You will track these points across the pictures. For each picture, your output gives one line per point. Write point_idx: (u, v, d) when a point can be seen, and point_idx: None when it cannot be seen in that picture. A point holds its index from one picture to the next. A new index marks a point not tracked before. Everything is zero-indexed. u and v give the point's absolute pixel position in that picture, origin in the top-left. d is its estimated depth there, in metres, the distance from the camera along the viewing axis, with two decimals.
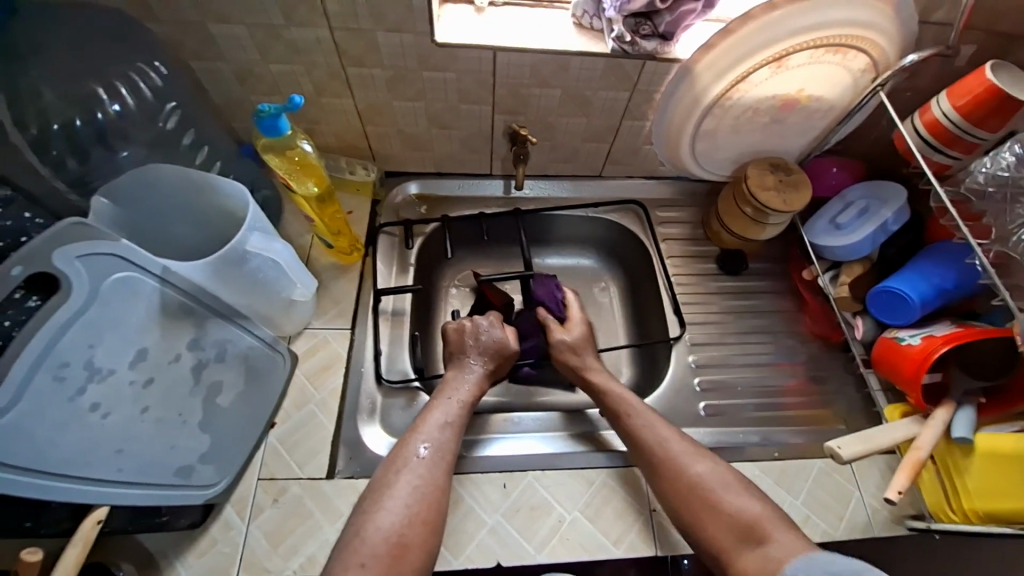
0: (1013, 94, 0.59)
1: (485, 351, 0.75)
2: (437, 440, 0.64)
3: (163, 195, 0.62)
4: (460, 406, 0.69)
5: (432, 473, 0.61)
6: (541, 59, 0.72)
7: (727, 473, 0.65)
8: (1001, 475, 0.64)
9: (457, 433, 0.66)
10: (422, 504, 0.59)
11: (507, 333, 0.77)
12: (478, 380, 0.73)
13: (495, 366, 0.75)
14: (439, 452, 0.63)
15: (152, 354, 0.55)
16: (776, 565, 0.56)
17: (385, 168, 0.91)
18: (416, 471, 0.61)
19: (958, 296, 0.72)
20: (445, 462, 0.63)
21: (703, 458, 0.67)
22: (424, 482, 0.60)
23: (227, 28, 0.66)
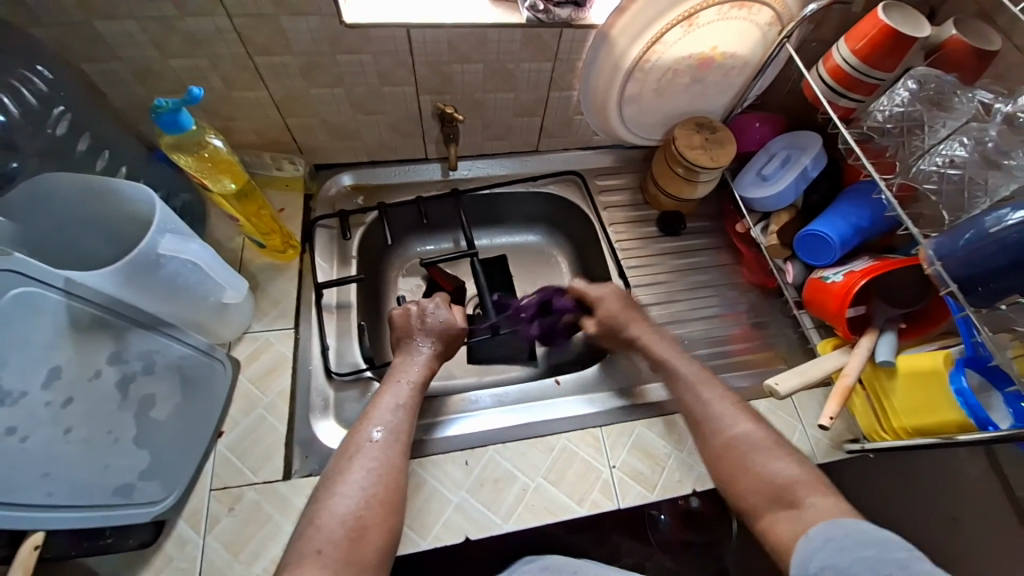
0: (905, 32, 0.62)
1: (436, 332, 0.75)
2: (390, 423, 0.64)
3: (64, 208, 0.58)
4: (411, 388, 0.69)
5: (387, 455, 0.61)
6: (456, 34, 0.70)
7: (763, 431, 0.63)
8: (926, 391, 0.66)
9: (410, 415, 0.66)
10: (380, 486, 0.59)
11: (453, 313, 0.77)
12: (428, 361, 0.73)
13: (444, 344, 0.75)
14: (391, 434, 0.63)
15: (67, 372, 0.52)
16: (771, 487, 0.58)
17: (315, 161, 0.89)
18: (370, 454, 0.61)
19: (874, 232, 0.76)
20: (399, 444, 0.63)
21: (746, 417, 0.64)
22: (380, 465, 0.60)
23: (115, 24, 0.62)
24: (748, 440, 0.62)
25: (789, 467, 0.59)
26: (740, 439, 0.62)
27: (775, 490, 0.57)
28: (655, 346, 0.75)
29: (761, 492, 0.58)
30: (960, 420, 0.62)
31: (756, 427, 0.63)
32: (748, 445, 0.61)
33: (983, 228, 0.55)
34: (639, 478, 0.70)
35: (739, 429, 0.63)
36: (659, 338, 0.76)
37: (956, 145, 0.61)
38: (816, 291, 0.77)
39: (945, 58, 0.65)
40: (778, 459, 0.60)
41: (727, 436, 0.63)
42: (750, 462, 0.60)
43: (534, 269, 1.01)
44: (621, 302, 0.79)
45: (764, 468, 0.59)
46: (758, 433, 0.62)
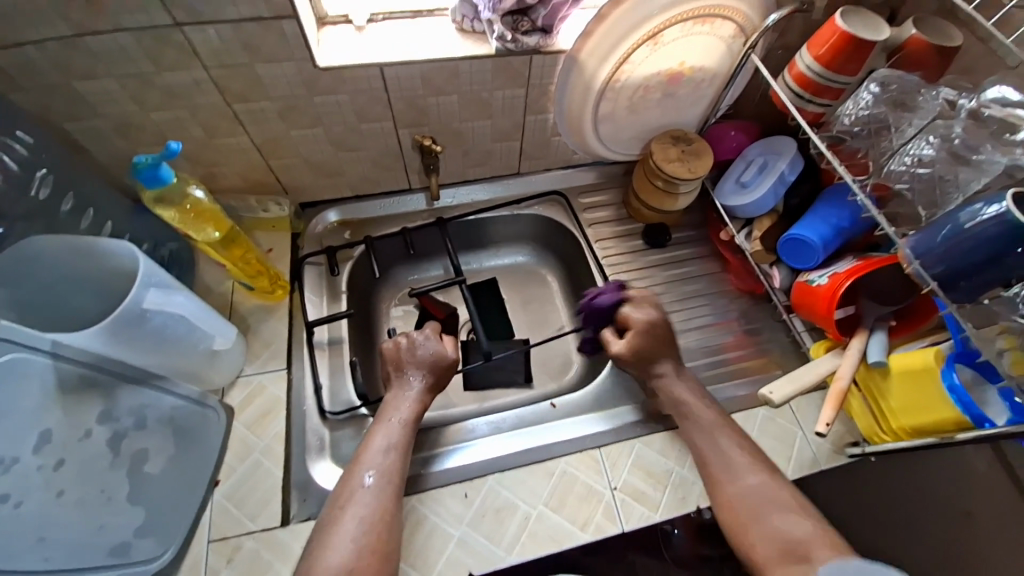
0: (863, 37, 0.63)
1: (424, 366, 0.74)
2: (382, 467, 0.63)
3: (50, 269, 0.58)
4: (402, 427, 0.68)
5: (380, 501, 0.61)
6: (429, 68, 0.72)
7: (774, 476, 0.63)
8: (920, 389, 0.66)
9: (403, 455, 0.66)
10: (372, 535, 0.58)
11: (442, 345, 0.77)
12: (419, 397, 0.72)
13: (434, 377, 0.74)
14: (383, 478, 0.63)
15: (57, 436, 0.52)
16: (779, 531, 0.59)
17: (300, 200, 0.90)
18: (363, 501, 0.60)
19: (855, 232, 0.77)
20: (392, 487, 0.62)
21: (758, 465, 0.64)
22: (373, 512, 0.60)
23: (95, 83, 0.63)
24: (759, 493, 0.62)
25: (801, 521, 0.59)
26: (752, 491, 0.62)
27: (787, 546, 0.57)
28: (677, 393, 0.72)
29: (772, 546, 0.58)
30: (955, 416, 0.63)
31: (766, 475, 0.63)
32: (759, 500, 0.61)
33: (959, 223, 0.56)
34: (641, 497, 0.70)
35: (752, 478, 0.63)
36: (673, 383, 0.73)
37: (923, 144, 0.62)
38: (803, 294, 0.77)
39: (906, 57, 0.66)
40: (787, 513, 0.60)
41: (736, 487, 0.63)
42: (765, 516, 0.60)
43: (525, 290, 1.02)
44: (661, 336, 0.76)
45: (778, 521, 0.59)
46: (771, 486, 0.62)
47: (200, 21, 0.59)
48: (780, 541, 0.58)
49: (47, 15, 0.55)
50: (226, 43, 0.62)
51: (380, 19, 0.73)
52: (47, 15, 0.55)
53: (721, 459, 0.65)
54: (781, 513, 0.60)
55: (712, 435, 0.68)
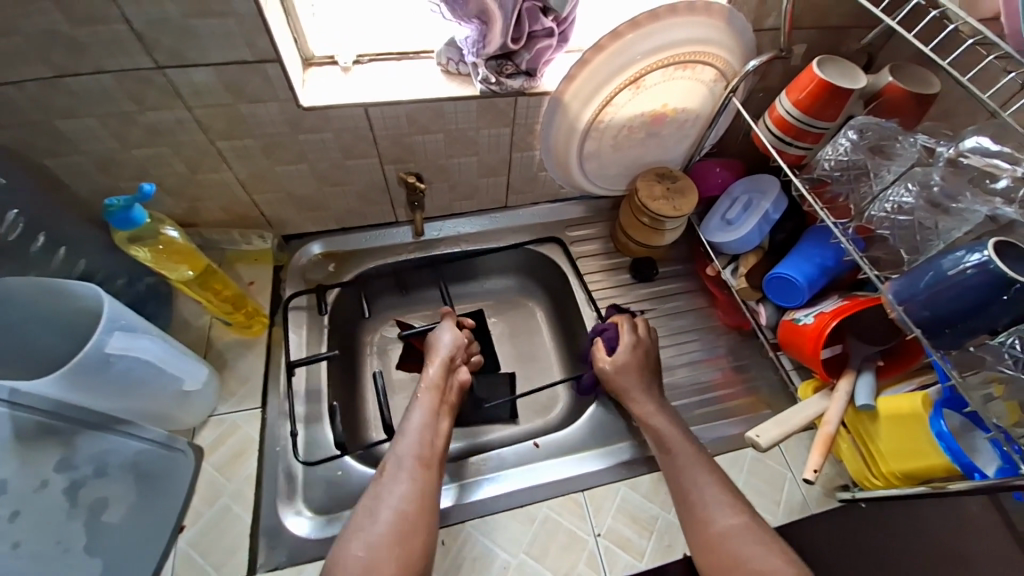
0: (840, 85, 0.63)
1: (442, 348, 0.76)
2: (404, 449, 0.64)
3: (19, 310, 0.57)
4: (427, 409, 0.68)
5: (414, 482, 0.61)
6: (414, 108, 0.72)
7: (755, 521, 0.60)
8: (908, 434, 0.64)
9: (434, 440, 0.66)
10: (408, 518, 0.58)
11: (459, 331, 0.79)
12: (435, 377, 0.72)
13: (449, 358, 0.75)
14: (412, 459, 0.63)
15: (12, 487, 0.52)
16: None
17: (284, 233, 0.89)
18: (397, 484, 0.60)
19: (840, 272, 0.76)
20: (422, 468, 0.62)
21: (733, 506, 0.61)
22: (410, 494, 0.60)
23: (76, 121, 0.63)
24: (739, 532, 0.59)
25: (778, 565, 0.56)
26: (729, 534, 0.59)
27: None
28: (657, 423, 0.71)
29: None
30: (945, 463, 0.61)
31: (743, 518, 0.60)
32: (738, 541, 0.58)
33: (942, 270, 0.55)
34: (627, 545, 0.67)
35: (730, 521, 0.60)
36: (657, 412, 0.72)
37: (904, 191, 0.62)
38: (789, 333, 0.76)
39: (884, 104, 0.67)
40: (767, 553, 0.57)
41: (718, 527, 0.60)
42: (745, 561, 0.57)
43: (512, 323, 1.01)
44: (640, 364, 0.77)
45: (759, 566, 0.56)
46: (753, 527, 0.59)
47: (183, 64, 0.59)
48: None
49: (27, 56, 0.55)
50: (208, 84, 0.62)
51: (366, 60, 0.74)
52: (26, 58, 0.55)
53: (703, 496, 0.63)
54: (761, 553, 0.57)
55: (694, 470, 0.65)
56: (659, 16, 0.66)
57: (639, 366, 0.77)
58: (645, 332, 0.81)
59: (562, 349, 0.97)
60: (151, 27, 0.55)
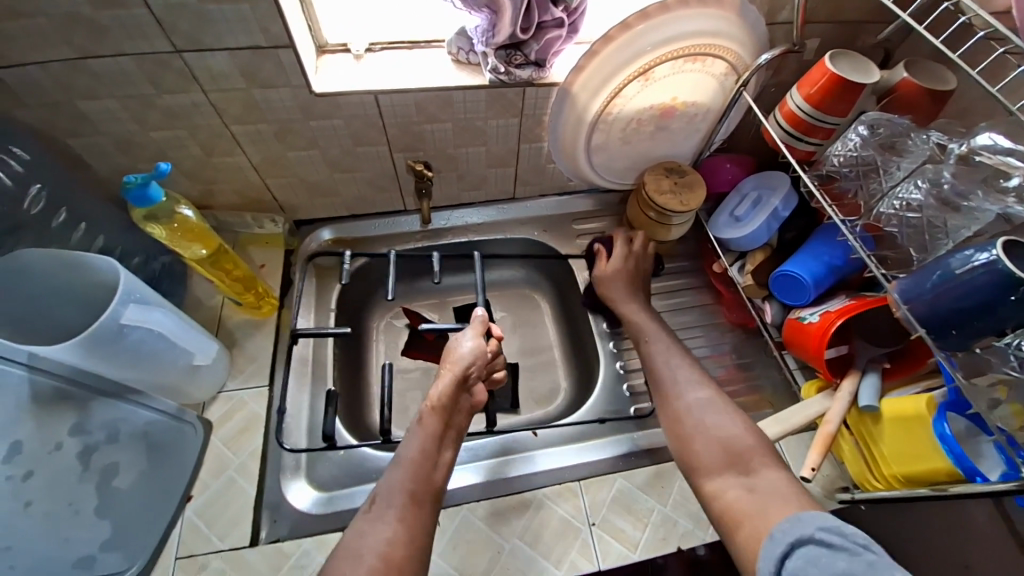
0: (851, 80, 0.62)
1: (457, 362, 0.69)
2: (395, 484, 0.58)
3: (41, 280, 0.60)
4: (429, 436, 0.63)
5: (402, 523, 0.55)
6: (423, 97, 0.73)
7: (723, 399, 0.64)
8: (911, 437, 0.63)
9: (429, 472, 0.60)
10: (390, 566, 0.52)
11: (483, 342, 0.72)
12: (443, 399, 0.66)
13: (463, 374, 0.68)
14: (403, 495, 0.57)
15: (28, 447, 0.52)
16: (717, 437, 0.60)
17: (295, 218, 0.91)
18: (382, 526, 0.55)
19: (848, 272, 0.75)
20: (414, 507, 0.57)
21: (705, 385, 0.66)
22: (397, 536, 0.54)
23: (97, 102, 0.66)
24: (707, 407, 0.63)
25: (739, 432, 0.60)
26: (697, 407, 0.64)
27: (730, 456, 0.58)
28: (637, 319, 0.78)
29: (716, 456, 0.58)
30: (948, 467, 0.60)
31: (712, 395, 0.65)
32: (706, 412, 0.63)
33: (950, 269, 0.53)
34: (621, 536, 0.68)
35: (697, 396, 0.65)
36: (639, 312, 0.79)
37: (913, 188, 0.60)
38: (794, 332, 0.75)
39: (897, 100, 0.65)
40: (730, 421, 0.61)
41: (686, 403, 0.65)
42: (710, 426, 0.61)
43: (517, 314, 1.02)
44: (628, 272, 0.84)
45: (720, 430, 0.60)
46: (719, 402, 0.64)
47: (201, 49, 0.62)
48: (722, 448, 0.59)
49: (51, 38, 0.58)
50: (224, 68, 0.64)
51: (378, 48, 0.75)
52: (51, 40, 0.58)
53: (676, 378, 0.68)
54: (724, 421, 0.61)
55: (670, 363, 0.70)
56: (669, 7, 0.65)
57: (627, 274, 0.84)
58: (639, 245, 0.86)
59: (565, 342, 0.98)
60: (170, 12, 0.57)
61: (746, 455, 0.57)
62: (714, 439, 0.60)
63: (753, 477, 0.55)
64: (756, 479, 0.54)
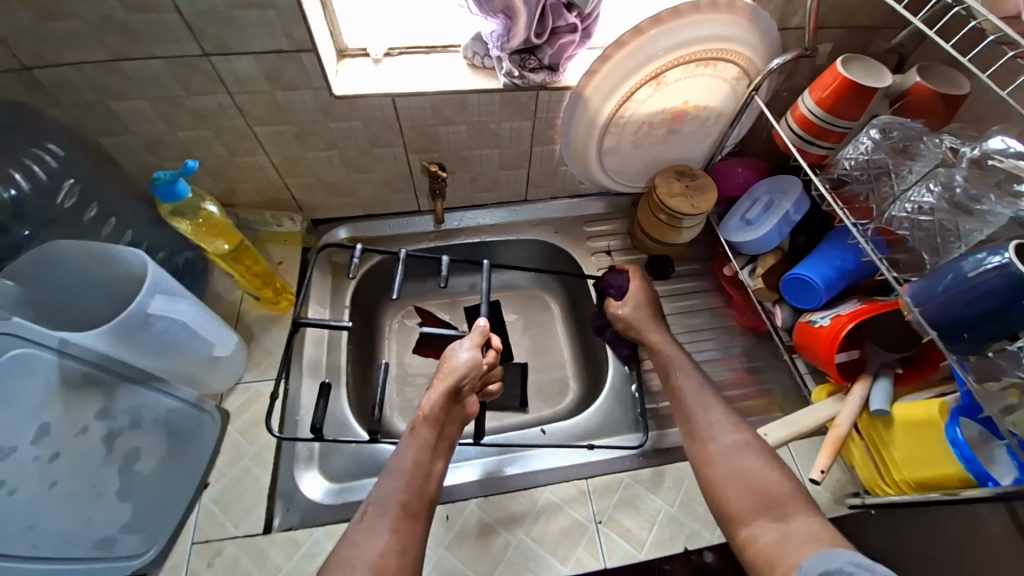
0: (863, 84, 0.63)
1: (451, 372, 0.69)
2: (384, 495, 0.58)
3: (71, 272, 0.63)
4: (422, 447, 0.63)
5: (395, 533, 0.55)
6: (439, 100, 0.75)
7: (757, 441, 0.62)
8: (922, 443, 0.63)
9: (421, 484, 0.60)
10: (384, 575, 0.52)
11: (478, 352, 0.71)
12: (436, 408, 0.66)
13: (457, 386, 0.68)
14: (396, 506, 0.57)
15: (55, 429, 0.55)
16: (753, 483, 0.57)
17: (313, 217, 0.94)
18: (376, 535, 0.55)
19: (860, 276, 0.75)
20: (407, 518, 0.57)
21: (737, 425, 0.63)
22: (390, 547, 0.54)
23: (128, 103, 0.69)
24: (740, 452, 0.60)
25: (773, 477, 0.57)
26: (728, 447, 0.61)
27: (765, 502, 0.56)
28: (662, 343, 0.75)
29: (749, 500, 0.56)
30: (958, 472, 0.59)
31: (744, 437, 0.62)
32: (739, 457, 0.60)
33: (963, 272, 0.53)
34: (627, 535, 0.68)
35: (729, 438, 0.62)
36: (667, 340, 0.76)
37: (924, 191, 0.61)
38: (805, 335, 0.75)
39: (909, 105, 0.66)
40: (766, 467, 0.59)
41: (718, 444, 0.62)
42: (743, 470, 0.59)
43: (526, 315, 1.03)
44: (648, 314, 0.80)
45: (755, 476, 0.58)
46: (753, 445, 0.61)
47: (227, 53, 0.64)
48: (755, 494, 0.57)
49: (87, 41, 0.61)
50: (250, 71, 0.67)
51: (397, 53, 0.77)
52: (88, 43, 0.61)
53: (706, 416, 0.65)
54: (759, 468, 0.59)
55: (702, 399, 0.67)
56: (681, 13, 0.66)
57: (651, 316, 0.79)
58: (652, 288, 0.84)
59: (574, 342, 0.98)
60: (200, 17, 0.60)
61: (785, 506, 0.55)
62: (750, 485, 0.57)
63: (788, 525, 0.53)
64: (791, 525, 0.53)
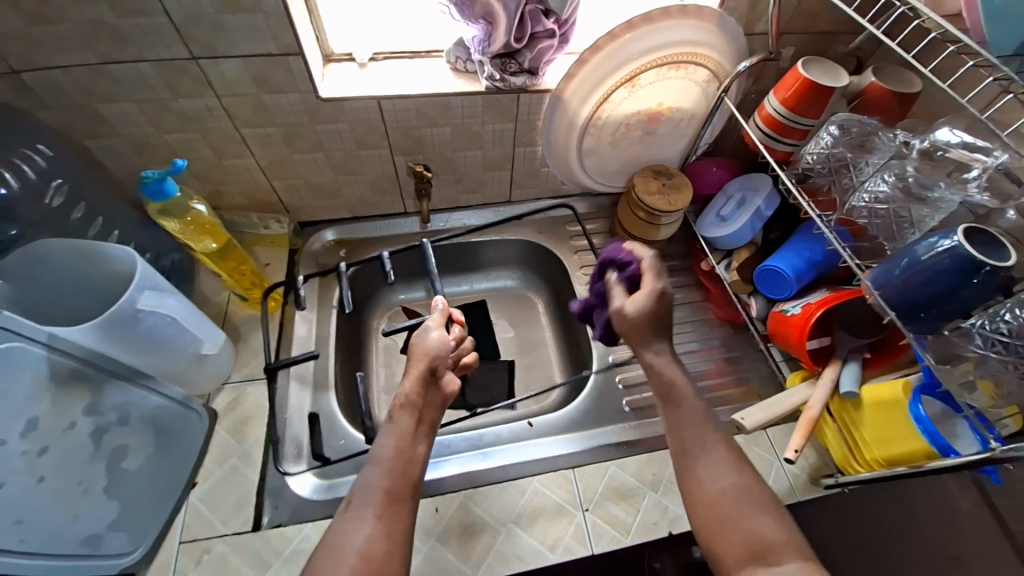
0: (822, 84, 0.67)
1: (423, 355, 0.66)
2: (367, 483, 0.54)
3: (56, 269, 0.63)
4: (403, 432, 0.59)
5: (381, 519, 0.51)
6: (423, 102, 0.78)
7: (755, 484, 0.52)
8: (891, 421, 0.66)
9: (406, 470, 0.56)
10: (373, 564, 0.48)
11: (444, 334, 0.70)
12: (414, 393, 0.62)
13: (431, 367, 0.65)
14: (380, 492, 0.53)
15: (43, 424, 0.55)
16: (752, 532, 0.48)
17: (299, 219, 0.95)
18: (362, 524, 0.50)
19: (829, 267, 0.79)
20: (393, 503, 0.53)
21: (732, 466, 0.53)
22: (377, 533, 0.50)
23: (115, 106, 0.70)
24: (739, 494, 0.51)
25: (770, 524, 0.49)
26: (726, 492, 0.51)
27: (756, 548, 0.47)
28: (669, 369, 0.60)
29: (742, 547, 0.48)
30: (924, 447, 0.63)
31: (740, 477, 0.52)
32: (737, 503, 0.50)
33: (917, 255, 0.56)
34: (614, 521, 0.70)
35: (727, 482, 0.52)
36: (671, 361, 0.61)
37: (880, 182, 0.64)
38: (778, 324, 0.79)
39: (866, 103, 0.70)
40: (763, 515, 0.49)
41: (716, 487, 0.52)
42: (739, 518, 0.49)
43: (513, 314, 1.04)
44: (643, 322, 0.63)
45: (749, 525, 0.49)
46: (752, 489, 0.51)
47: (215, 56, 0.66)
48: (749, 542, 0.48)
49: (75, 44, 0.62)
50: (238, 75, 0.69)
51: (382, 58, 0.80)
52: (74, 45, 0.62)
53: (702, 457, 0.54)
54: (756, 515, 0.49)
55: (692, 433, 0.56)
56: (652, 19, 0.70)
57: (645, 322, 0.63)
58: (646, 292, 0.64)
59: (560, 339, 1.00)
60: (189, 22, 0.62)
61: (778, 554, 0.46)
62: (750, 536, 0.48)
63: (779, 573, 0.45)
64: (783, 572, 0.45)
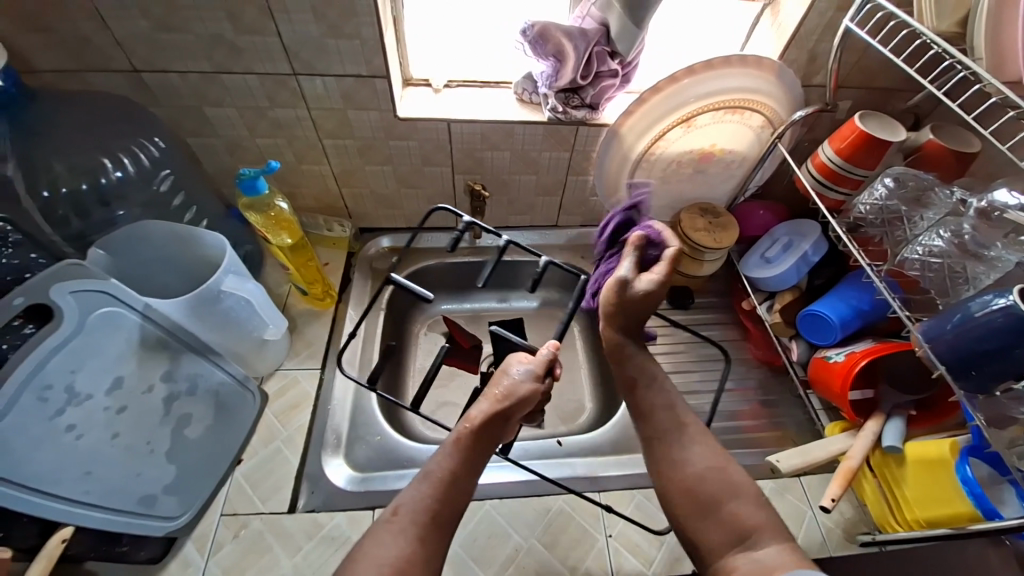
0: (880, 137, 0.69)
1: (511, 393, 0.61)
2: (412, 500, 0.53)
3: (154, 246, 0.70)
4: (463, 461, 0.56)
5: (422, 542, 0.50)
6: (488, 128, 0.84)
7: (731, 467, 0.57)
8: (934, 482, 0.65)
9: (455, 498, 0.54)
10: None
11: (540, 380, 0.64)
12: (485, 423, 0.58)
13: (512, 407, 0.60)
14: (426, 515, 0.52)
15: (127, 384, 0.61)
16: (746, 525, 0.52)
17: (360, 225, 1.02)
18: (393, 542, 0.49)
19: (876, 317, 0.78)
20: (433, 526, 0.52)
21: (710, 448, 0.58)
22: (415, 553, 0.49)
23: (219, 110, 0.79)
24: (717, 477, 0.55)
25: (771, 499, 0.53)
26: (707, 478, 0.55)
27: (736, 531, 0.52)
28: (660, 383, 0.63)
29: (723, 533, 0.52)
30: (969, 511, 0.61)
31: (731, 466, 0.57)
32: (720, 487, 0.55)
33: (969, 312, 0.56)
34: (636, 550, 0.69)
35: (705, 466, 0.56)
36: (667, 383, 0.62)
37: (934, 236, 0.65)
38: (819, 370, 0.78)
39: (923, 158, 0.72)
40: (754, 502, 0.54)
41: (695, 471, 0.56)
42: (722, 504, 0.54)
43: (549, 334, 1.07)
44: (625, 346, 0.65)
45: (729, 511, 0.53)
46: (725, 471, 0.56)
47: (312, 73, 0.74)
48: (728, 525, 0.52)
49: (195, 54, 0.71)
50: (329, 91, 0.77)
51: (454, 85, 0.87)
52: (194, 54, 0.71)
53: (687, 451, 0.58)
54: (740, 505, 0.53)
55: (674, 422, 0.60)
56: (713, 66, 0.74)
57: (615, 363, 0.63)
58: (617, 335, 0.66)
59: (593, 363, 1.02)
60: (296, 43, 0.70)
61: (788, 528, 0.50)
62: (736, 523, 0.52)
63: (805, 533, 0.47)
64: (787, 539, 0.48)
